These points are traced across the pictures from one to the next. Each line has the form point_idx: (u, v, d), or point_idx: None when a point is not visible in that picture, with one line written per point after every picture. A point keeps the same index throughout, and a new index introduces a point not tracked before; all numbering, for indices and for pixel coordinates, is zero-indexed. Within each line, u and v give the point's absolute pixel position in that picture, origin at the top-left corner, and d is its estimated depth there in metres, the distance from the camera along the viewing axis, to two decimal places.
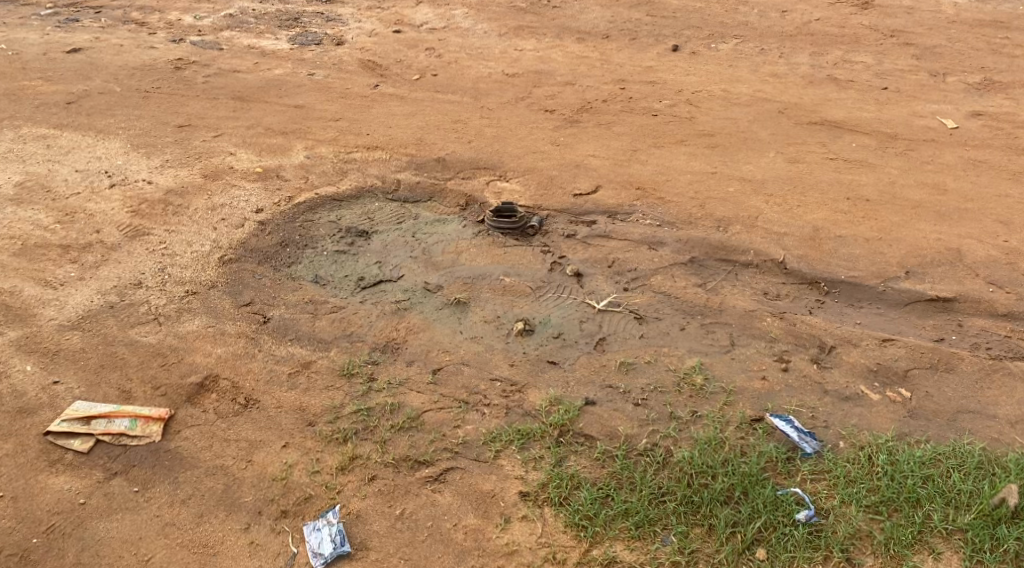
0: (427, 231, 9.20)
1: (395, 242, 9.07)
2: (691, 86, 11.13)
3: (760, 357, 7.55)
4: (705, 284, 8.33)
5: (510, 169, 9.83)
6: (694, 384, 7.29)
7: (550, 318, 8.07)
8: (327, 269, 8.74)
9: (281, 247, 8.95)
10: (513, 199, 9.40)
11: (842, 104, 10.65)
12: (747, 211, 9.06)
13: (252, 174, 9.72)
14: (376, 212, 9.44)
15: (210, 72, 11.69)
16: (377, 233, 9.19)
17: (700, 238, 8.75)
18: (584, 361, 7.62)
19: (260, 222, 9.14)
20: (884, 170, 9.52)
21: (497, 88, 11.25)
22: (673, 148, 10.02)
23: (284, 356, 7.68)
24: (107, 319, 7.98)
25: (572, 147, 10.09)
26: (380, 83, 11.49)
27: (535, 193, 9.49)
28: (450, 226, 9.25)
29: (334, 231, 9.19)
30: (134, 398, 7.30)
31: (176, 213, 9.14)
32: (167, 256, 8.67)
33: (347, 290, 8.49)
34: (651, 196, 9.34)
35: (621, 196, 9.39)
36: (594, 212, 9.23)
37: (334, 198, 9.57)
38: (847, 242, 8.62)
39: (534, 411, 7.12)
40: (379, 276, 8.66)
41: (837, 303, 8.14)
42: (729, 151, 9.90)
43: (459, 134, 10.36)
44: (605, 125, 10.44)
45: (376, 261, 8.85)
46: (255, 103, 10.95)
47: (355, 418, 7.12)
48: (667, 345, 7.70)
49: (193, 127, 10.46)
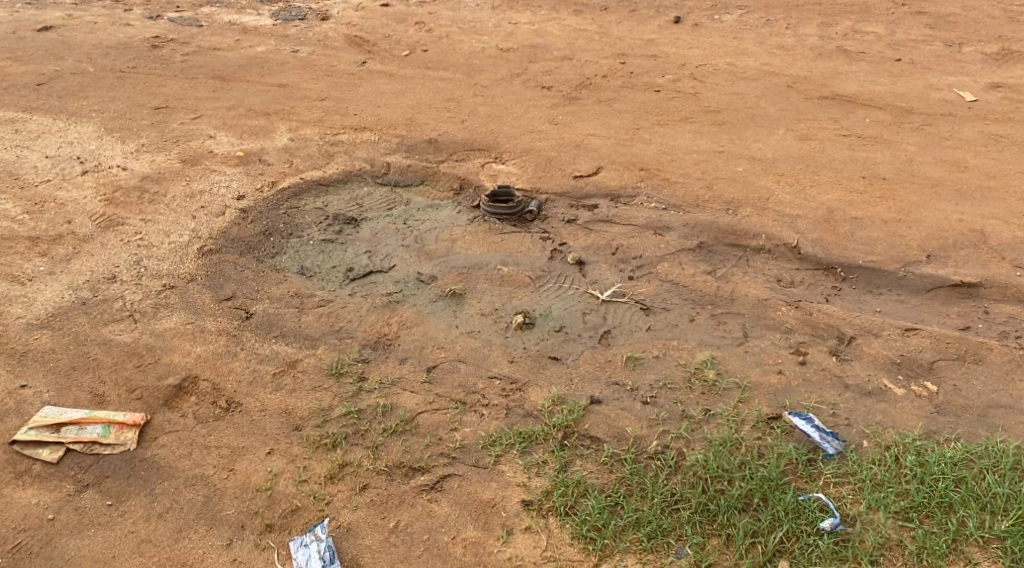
0: (419, 218, 8.73)
1: (385, 231, 8.61)
2: (695, 59, 10.60)
3: (776, 349, 7.10)
4: (715, 271, 7.89)
5: (506, 150, 9.33)
6: (706, 380, 6.84)
7: (550, 310, 7.62)
8: (314, 260, 8.27)
9: (264, 236, 8.46)
10: (510, 182, 8.92)
11: (854, 77, 10.14)
12: (757, 193, 8.59)
13: (233, 158, 9.19)
14: (365, 197, 8.96)
15: (188, 50, 11.11)
16: (367, 221, 8.71)
17: (708, 223, 8.30)
18: (588, 356, 7.17)
19: (242, 210, 8.65)
20: (900, 147, 9.03)
21: (490, 64, 10.71)
22: (677, 125, 9.52)
23: (268, 355, 7.21)
24: (78, 316, 7.48)
25: (571, 126, 9.58)
26: (368, 59, 10.93)
27: (533, 176, 9.01)
28: (444, 212, 8.78)
29: (320, 219, 8.71)
30: (107, 403, 6.82)
31: (153, 201, 8.62)
32: (143, 247, 8.16)
33: (335, 282, 8.03)
34: (655, 177, 8.86)
35: (623, 177, 8.90)
36: (596, 196, 8.76)
37: (320, 183, 9.06)
38: (863, 224, 8.15)
39: (536, 412, 6.66)
40: (369, 267, 8.19)
41: (854, 290, 7.69)
42: (736, 130, 9.40)
43: (451, 114, 9.83)
44: (605, 102, 9.92)
45: (366, 250, 8.38)
46: (236, 82, 10.39)
47: (345, 422, 6.65)
48: (676, 338, 7.25)
49: (171, 108, 9.91)
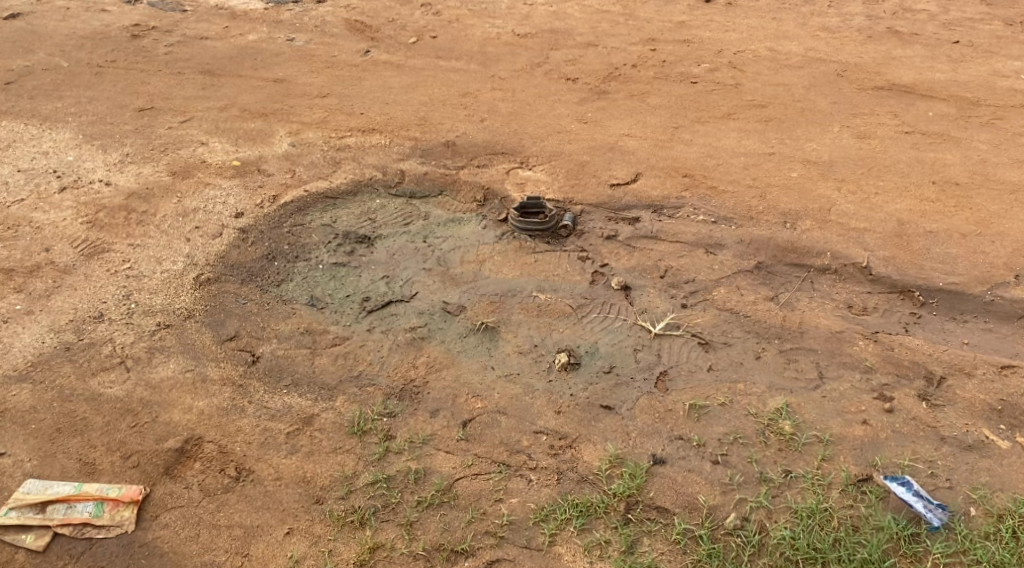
0: (440, 235, 7.82)
1: (404, 251, 7.70)
2: (732, 44, 9.66)
3: (857, 395, 6.32)
4: (777, 296, 7.03)
5: (533, 154, 8.40)
6: (783, 434, 6.06)
7: (597, 347, 6.76)
8: (325, 288, 7.37)
9: (267, 261, 7.53)
10: (539, 193, 8.01)
11: (909, 63, 9.24)
12: (817, 202, 7.72)
13: (228, 168, 8.21)
14: (378, 211, 8.03)
15: (172, 40, 10.06)
16: (381, 239, 7.80)
17: (765, 239, 7.44)
18: (644, 404, 6.33)
19: (242, 230, 7.70)
20: (971, 145, 8.18)
21: (508, 52, 9.73)
22: (721, 123, 8.60)
23: (280, 409, 6.33)
24: (60, 365, 6.56)
25: (603, 125, 8.65)
26: (372, 47, 9.91)
27: (564, 185, 8.10)
28: (467, 227, 7.87)
29: (329, 238, 7.78)
30: (99, 472, 5.95)
31: (140, 222, 7.66)
32: (133, 278, 7.22)
33: (350, 316, 7.13)
34: (701, 185, 7.97)
35: (666, 185, 8.00)
36: (636, 207, 7.87)
37: (326, 195, 8.11)
38: (940, 239, 7.34)
39: (592, 477, 5.85)
40: (388, 295, 7.29)
41: (935, 317, 6.91)
42: (787, 128, 8.50)
43: (469, 112, 8.87)
44: (637, 96, 8.99)
45: (383, 275, 7.48)
46: (228, 77, 9.37)
47: (371, 492, 5.85)
48: (743, 380, 6.43)
49: (156, 110, 8.90)
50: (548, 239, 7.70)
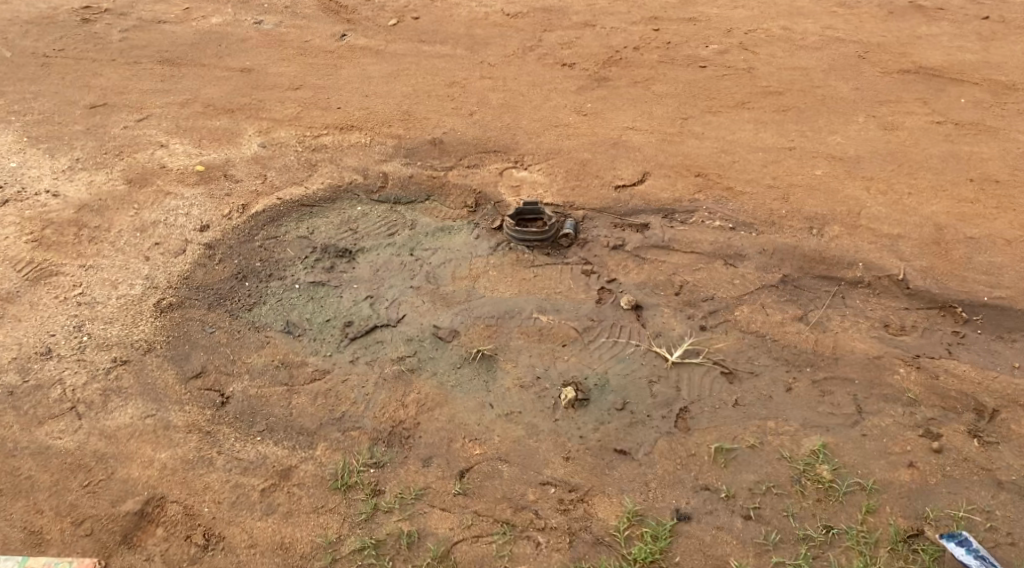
0: (429, 247, 7.05)
1: (389, 266, 6.93)
2: (742, 23, 8.86)
3: (901, 432, 5.66)
4: (806, 317, 6.36)
5: (528, 151, 7.61)
6: (821, 481, 5.43)
7: (607, 379, 6.06)
8: (302, 311, 6.60)
9: (237, 281, 6.76)
10: (537, 197, 7.24)
11: (936, 42, 8.48)
12: (845, 205, 7.00)
13: (191, 174, 7.38)
14: (358, 219, 7.25)
15: (127, 25, 9.15)
16: (363, 252, 7.03)
17: (789, 249, 6.73)
18: (664, 447, 5.66)
19: (208, 247, 6.92)
20: (1010, 136, 7.46)
21: (497, 35, 8.89)
22: (734, 113, 7.83)
23: (254, 461, 5.59)
24: (3, 413, 5.80)
25: (605, 117, 7.86)
26: (348, 31, 9.04)
27: (564, 186, 7.32)
28: (459, 237, 7.09)
29: (305, 252, 7.01)
30: (48, 543, 5.24)
31: (93, 239, 6.86)
32: (85, 305, 6.42)
33: (330, 344, 6.38)
34: (716, 185, 7.22)
35: (677, 186, 7.25)
36: (644, 212, 7.11)
37: (301, 202, 7.32)
38: (982, 247, 6.66)
39: (609, 539, 5.25)
40: (372, 319, 6.54)
41: (981, 336, 6.23)
42: (807, 118, 7.73)
43: (457, 104, 8.05)
44: (642, 83, 8.18)
45: (366, 295, 6.72)
46: (189, 67, 8.50)
47: (359, 560, 5.18)
48: (773, 418, 5.78)
49: (109, 107, 8.03)
50: (548, 251, 6.95)
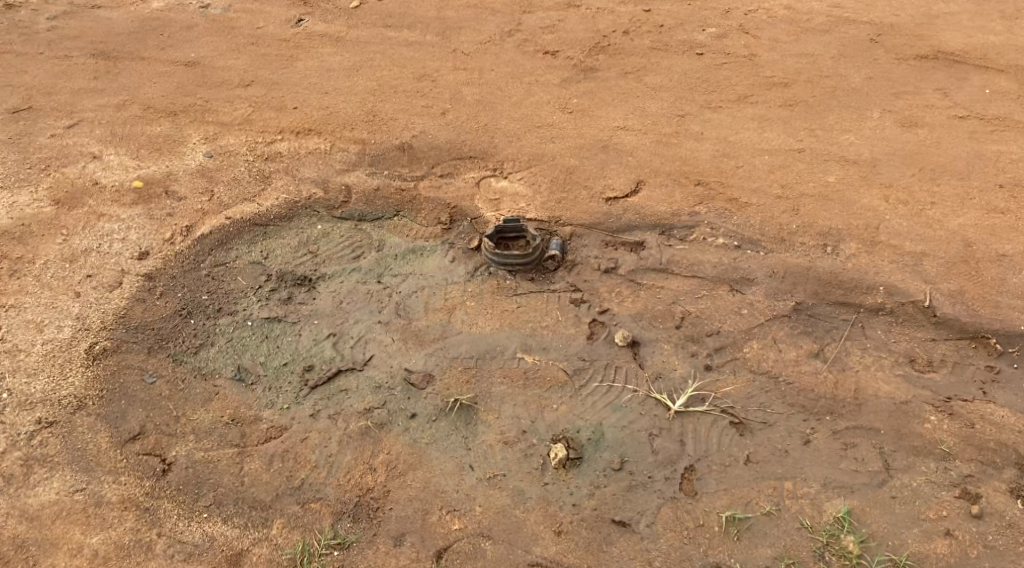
0: (398, 273, 6.28)
1: (354, 296, 6.17)
2: (742, 3, 8.03)
3: (935, 493, 5.01)
4: (823, 352, 5.66)
5: (508, 157, 6.80)
6: (848, 556, 4.82)
7: (602, 432, 5.36)
8: (255, 354, 5.85)
9: (181, 318, 5.98)
10: (518, 212, 6.48)
11: (955, 23, 7.70)
12: (862, 218, 6.26)
13: (128, 191, 6.54)
14: (319, 241, 6.47)
15: (58, 11, 8.20)
16: (325, 280, 6.26)
17: (802, 272, 6.01)
18: (669, 516, 5.00)
19: (147, 278, 6.13)
20: None
21: (472, 18, 8.02)
22: (736, 108, 7.03)
23: (199, 544, 4.97)
24: None
25: (593, 115, 7.05)
26: (305, 15, 8.13)
27: (549, 199, 6.54)
28: (431, 261, 6.33)
29: (259, 282, 6.23)
30: None
31: (15, 274, 6.08)
32: (6, 355, 5.68)
33: (288, 394, 5.64)
34: (719, 196, 6.46)
35: (675, 197, 6.48)
36: (638, 228, 6.36)
37: (253, 221, 6.51)
38: (1016, 267, 5.96)
39: None
40: (334, 362, 5.79)
41: (1019, 371, 5.54)
42: (817, 114, 6.95)
43: (427, 102, 7.20)
44: (632, 74, 7.36)
45: (328, 332, 5.96)
46: (126, 61, 7.58)
47: None
48: (790, 477, 5.11)
49: (34, 111, 7.14)
50: (532, 276, 6.20)
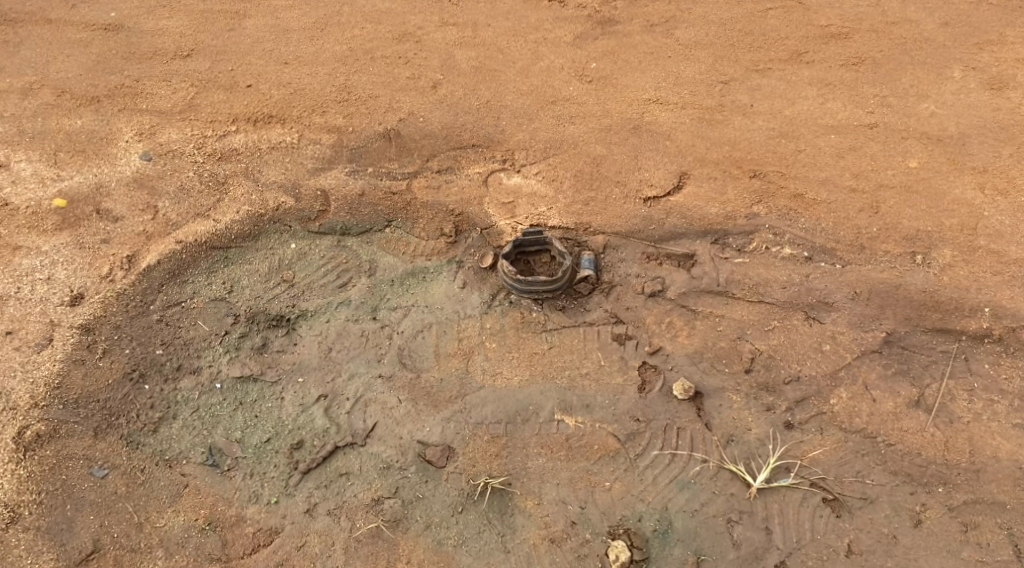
0: (396, 306, 5.10)
1: (345, 340, 5.00)
2: None
3: None
4: (925, 399, 4.69)
5: (520, 145, 5.54)
6: None
7: (670, 520, 4.43)
8: (230, 428, 4.72)
9: (131, 384, 4.79)
10: (540, 221, 5.29)
11: None
12: (955, 216, 5.19)
13: (48, 212, 5.23)
14: (294, 266, 5.24)
15: None
16: (306, 319, 5.07)
17: (890, 292, 4.97)
18: None
19: (83, 331, 4.89)
20: None
21: None
22: (791, 69, 5.79)
23: None
24: None
25: (618, 84, 5.76)
26: None
27: (574, 200, 5.35)
28: (437, 288, 5.15)
29: (224, 326, 5.02)
30: None
31: None
32: None
33: (275, 484, 4.56)
34: (781, 190, 5.30)
35: (728, 193, 5.32)
36: (687, 236, 5.22)
37: (211, 242, 5.23)
38: None
39: None
40: (329, 435, 4.69)
41: None
42: (888, 75, 5.74)
43: (412, 71, 5.83)
44: (660, 26, 6.04)
45: (317, 392, 4.82)
46: (29, 27, 6.07)
47: None
48: None
49: None
50: (562, 305, 5.07)
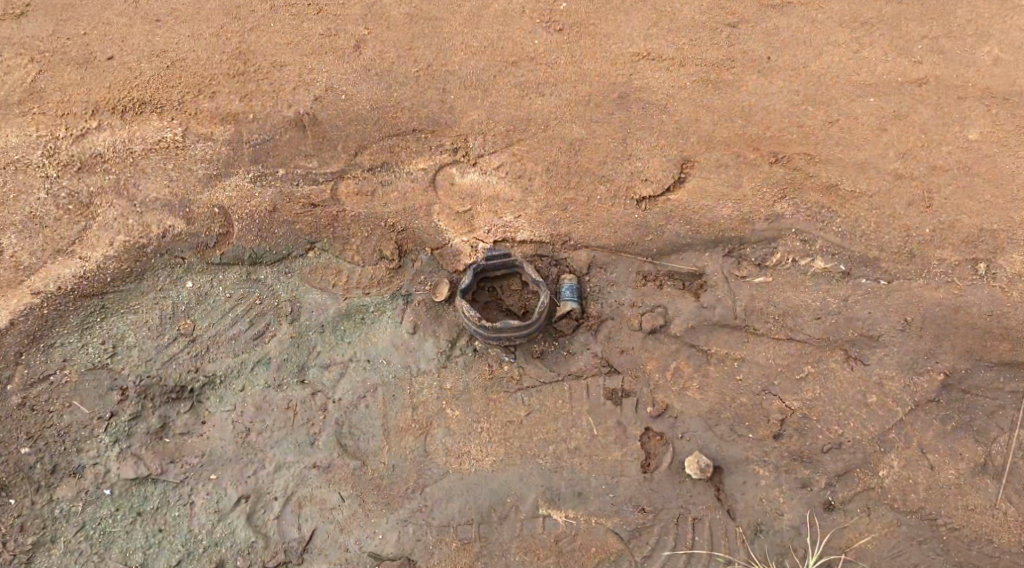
0: (329, 364, 4.01)
1: (266, 416, 3.94)
2: None
3: None
4: (995, 462, 3.78)
5: (473, 127, 4.26)
6: None
7: None
8: (127, 550, 3.78)
9: None
10: (507, 236, 4.12)
11: None
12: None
13: None
14: (192, 313, 4.08)
15: None
16: (214, 389, 3.99)
17: (950, 317, 3.93)
18: None
19: None
20: None
21: None
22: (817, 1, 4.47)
23: None
24: None
25: (595, 33, 4.43)
26: None
27: (548, 203, 4.15)
28: (380, 334, 4.04)
29: (107, 406, 3.93)
30: None
31: None
32: None
33: None
34: (810, 180, 4.15)
35: (744, 186, 4.15)
36: (692, 248, 4.09)
37: (78, 290, 4.03)
38: None
39: None
40: (255, 554, 3.76)
41: None
42: (940, 6, 4.45)
43: (325, 25, 4.42)
44: None
45: (235, 493, 3.83)
46: None
47: None
48: None
49: None
50: (540, 351, 3.99)
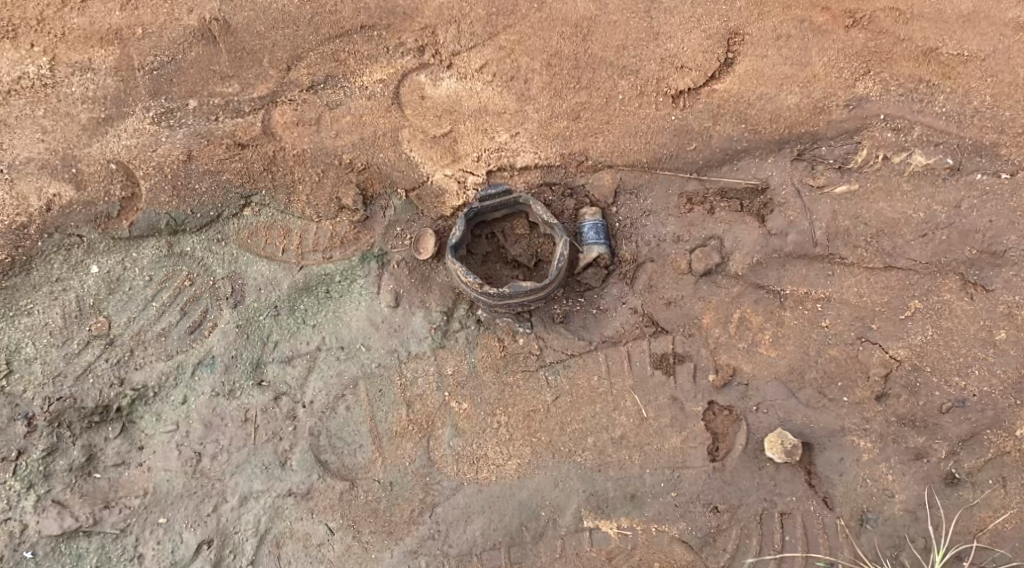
0: (292, 358, 3.10)
1: (220, 434, 3.05)
2: None
3: None
4: None
5: (442, 15, 3.09)
6: None
7: None
8: None
9: None
10: (505, 164, 3.11)
11: None
12: None
13: None
14: (103, 308, 3.11)
15: None
16: (148, 404, 3.09)
17: None
18: None
19: None
20: None
21: None
22: None
23: None
24: None
25: None
26: None
27: (554, 113, 3.09)
28: (353, 311, 3.12)
29: (10, 444, 3.01)
30: None
31: None
32: None
33: None
34: (905, 45, 3.02)
35: (817, 61, 3.04)
36: (750, 155, 3.08)
37: None
38: None
39: None
40: None
41: None
42: None
43: None
44: None
45: (194, 539, 3.00)
46: None
47: None
48: None
49: None
50: (561, 316, 3.07)
